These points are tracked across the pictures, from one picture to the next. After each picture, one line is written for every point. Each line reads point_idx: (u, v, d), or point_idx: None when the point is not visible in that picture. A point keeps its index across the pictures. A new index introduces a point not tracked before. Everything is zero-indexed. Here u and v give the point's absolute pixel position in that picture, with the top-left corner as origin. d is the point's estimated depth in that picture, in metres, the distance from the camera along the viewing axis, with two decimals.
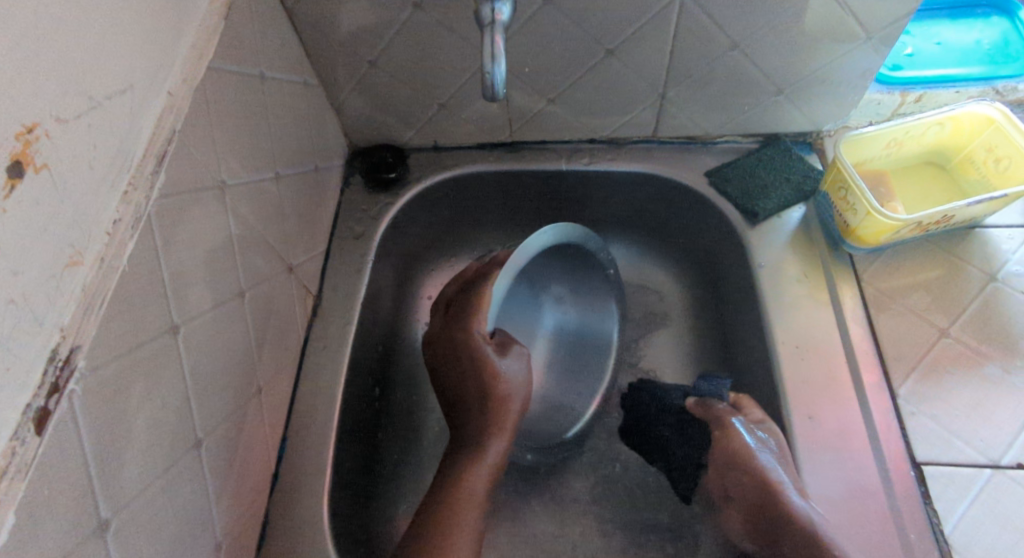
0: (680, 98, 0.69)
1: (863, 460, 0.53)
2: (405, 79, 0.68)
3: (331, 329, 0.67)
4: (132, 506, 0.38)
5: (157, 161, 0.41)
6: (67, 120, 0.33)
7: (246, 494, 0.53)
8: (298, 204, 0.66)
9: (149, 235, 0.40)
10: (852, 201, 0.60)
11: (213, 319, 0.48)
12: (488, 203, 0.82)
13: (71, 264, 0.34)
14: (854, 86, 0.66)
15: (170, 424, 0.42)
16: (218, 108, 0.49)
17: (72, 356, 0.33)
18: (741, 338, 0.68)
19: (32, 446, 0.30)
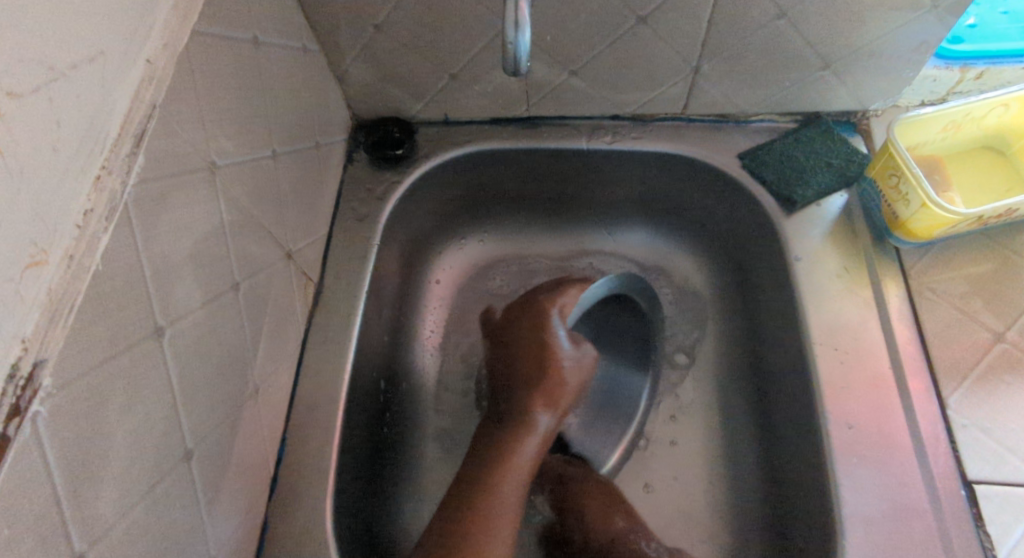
0: (715, 72, 0.63)
1: (908, 476, 0.49)
2: (414, 48, 0.62)
3: (333, 320, 0.63)
4: (111, 534, 0.34)
5: (135, 142, 0.36)
6: (22, 96, 0.28)
7: (243, 502, 0.49)
8: (298, 184, 0.61)
9: (126, 227, 0.35)
10: (906, 190, 0.55)
11: (204, 317, 0.43)
12: (502, 183, 0.76)
13: (33, 264, 0.29)
14: (908, 62, 0.60)
15: (155, 436, 0.38)
16: (206, 78, 0.44)
17: (36, 372, 0.29)
18: (772, 336, 0.63)
19: None
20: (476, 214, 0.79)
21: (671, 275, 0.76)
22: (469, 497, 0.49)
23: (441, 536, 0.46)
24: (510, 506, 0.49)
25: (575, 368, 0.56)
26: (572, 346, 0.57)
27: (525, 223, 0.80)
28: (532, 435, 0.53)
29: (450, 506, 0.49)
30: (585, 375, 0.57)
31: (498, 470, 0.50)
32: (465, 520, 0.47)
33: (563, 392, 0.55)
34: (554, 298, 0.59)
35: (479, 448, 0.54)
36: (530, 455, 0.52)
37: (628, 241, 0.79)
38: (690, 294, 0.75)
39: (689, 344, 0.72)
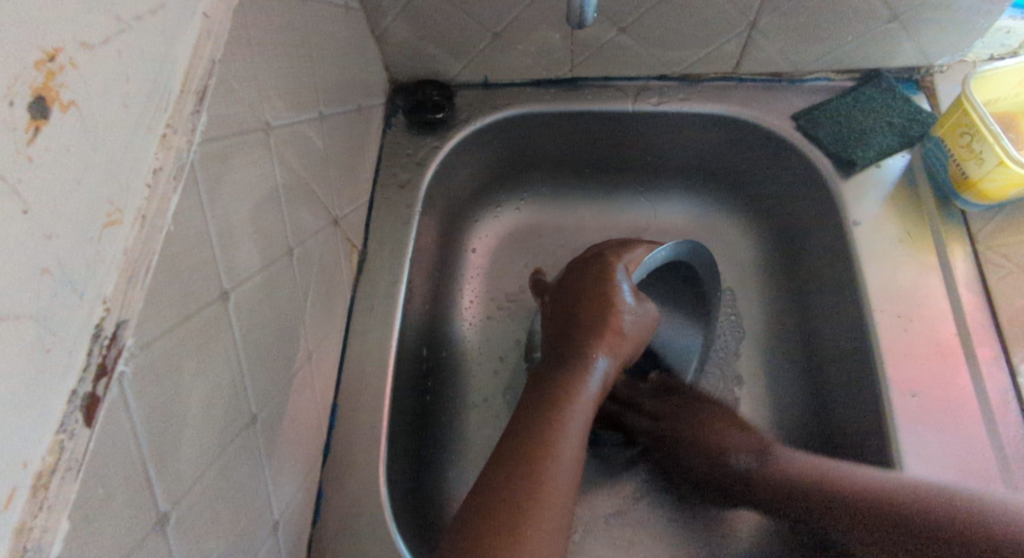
0: (773, 26, 0.60)
1: (976, 443, 0.48)
2: (458, 4, 0.60)
3: (378, 288, 0.62)
4: (189, 495, 0.34)
5: (198, 100, 0.35)
6: (94, 47, 0.27)
7: (301, 466, 0.49)
8: (342, 149, 0.59)
9: (193, 187, 0.34)
10: (980, 148, 0.53)
11: (263, 281, 0.43)
12: (543, 147, 0.74)
13: (110, 223, 0.28)
14: (980, 12, 0.57)
15: (224, 400, 0.38)
16: (258, 34, 0.42)
17: (118, 332, 0.28)
18: (827, 303, 0.62)
19: (83, 440, 0.26)
20: (514, 180, 0.77)
21: (716, 241, 0.75)
22: (537, 428, 0.47)
23: (518, 465, 0.44)
24: (575, 443, 0.47)
25: (636, 322, 0.55)
26: (636, 301, 0.56)
27: (564, 190, 0.79)
28: (592, 377, 0.51)
29: (514, 440, 0.47)
30: (643, 332, 0.56)
31: (563, 406, 0.49)
32: (531, 458, 0.45)
33: (622, 343, 0.54)
34: (621, 253, 0.58)
35: (536, 389, 0.52)
36: (591, 398, 0.50)
37: (669, 208, 0.77)
38: (736, 261, 0.74)
39: (736, 312, 0.71)
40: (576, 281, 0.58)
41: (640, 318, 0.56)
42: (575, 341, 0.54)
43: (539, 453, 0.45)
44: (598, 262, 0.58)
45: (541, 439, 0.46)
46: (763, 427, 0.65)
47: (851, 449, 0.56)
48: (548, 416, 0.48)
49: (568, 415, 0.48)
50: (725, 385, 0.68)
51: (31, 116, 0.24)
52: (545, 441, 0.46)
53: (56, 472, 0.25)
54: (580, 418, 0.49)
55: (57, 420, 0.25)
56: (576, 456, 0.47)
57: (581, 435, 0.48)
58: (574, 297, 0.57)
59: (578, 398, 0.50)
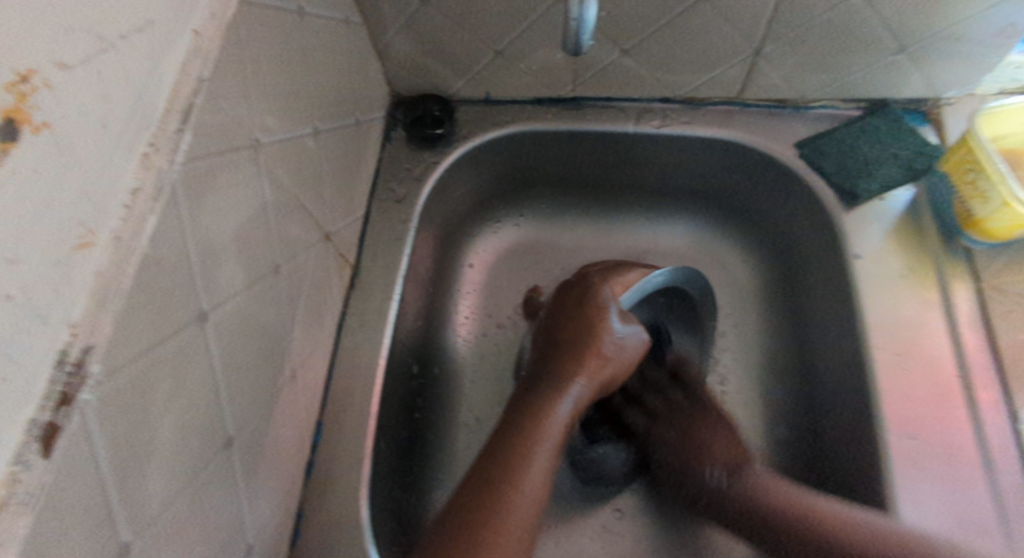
0: (779, 53, 0.59)
1: (975, 492, 0.47)
2: (460, 22, 0.60)
3: (369, 305, 0.61)
4: (156, 524, 0.33)
5: (182, 118, 0.34)
6: (72, 67, 0.27)
7: (280, 487, 0.48)
8: (337, 163, 0.59)
9: (172, 208, 0.34)
10: (986, 187, 0.52)
11: (246, 300, 0.42)
12: (544, 165, 0.74)
13: (81, 245, 0.28)
14: (990, 46, 0.56)
15: (198, 424, 0.37)
16: (252, 51, 0.42)
17: (85, 358, 0.28)
18: (825, 336, 0.61)
19: (39, 472, 0.25)
20: (513, 196, 0.77)
21: (715, 266, 0.74)
22: (506, 453, 0.46)
23: (480, 493, 0.43)
24: (542, 469, 0.46)
25: (623, 346, 0.54)
26: (624, 325, 0.54)
27: (564, 209, 0.78)
28: (569, 400, 0.50)
29: (481, 467, 0.46)
30: (629, 357, 0.54)
31: (535, 430, 0.47)
32: (498, 484, 0.44)
33: (606, 367, 0.53)
34: (611, 276, 0.57)
35: (514, 410, 0.50)
36: (564, 422, 0.49)
37: (669, 231, 0.76)
38: (734, 288, 0.72)
39: (733, 340, 0.70)
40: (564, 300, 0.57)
41: (626, 342, 0.54)
42: (558, 362, 0.53)
43: (505, 478, 0.44)
44: (587, 284, 0.57)
45: (511, 463, 0.45)
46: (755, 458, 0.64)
47: (846, 488, 0.55)
48: (516, 440, 0.47)
49: (539, 440, 0.47)
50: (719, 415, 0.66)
51: None
52: (513, 466, 0.45)
53: (8, 505, 0.24)
54: (551, 444, 0.47)
55: (10, 452, 0.24)
56: (545, 484, 0.45)
57: (550, 459, 0.47)
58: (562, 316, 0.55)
59: (552, 422, 0.48)
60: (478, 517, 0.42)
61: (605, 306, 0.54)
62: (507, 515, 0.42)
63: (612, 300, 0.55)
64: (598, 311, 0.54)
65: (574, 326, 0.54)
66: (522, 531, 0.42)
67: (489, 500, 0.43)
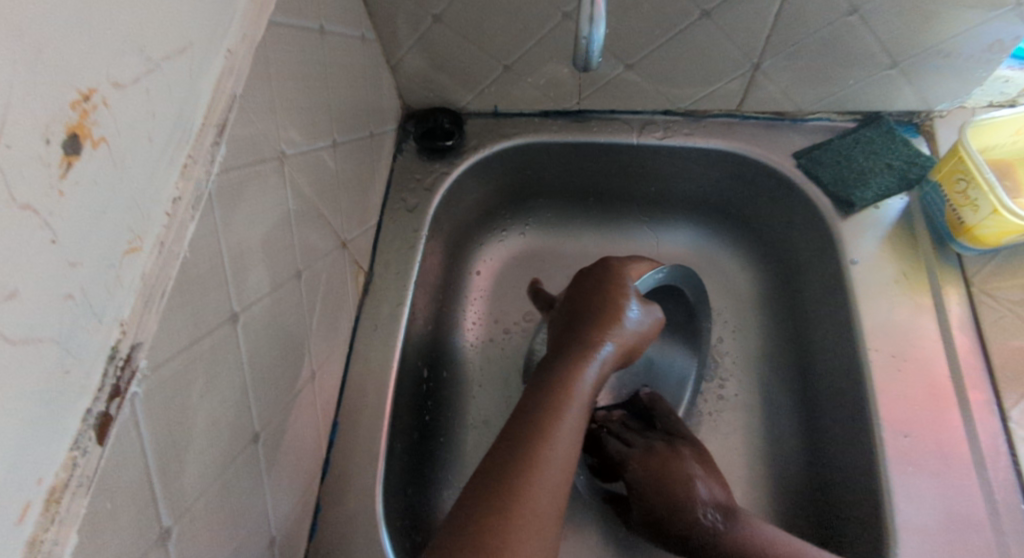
0: (776, 68, 0.62)
1: (968, 488, 0.49)
2: (470, 38, 0.62)
3: (382, 309, 0.64)
4: (192, 512, 0.35)
5: (217, 132, 0.37)
6: (125, 86, 0.29)
7: (299, 483, 0.50)
8: (353, 173, 0.61)
9: (209, 216, 0.36)
10: (975, 196, 0.54)
11: (272, 303, 0.45)
12: (550, 174, 0.76)
13: (130, 250, 0.30)
14: (979, 61, 0.58)
15: (229, 420, 0.39)
16: (278, 68, 0.44)
17: (133, 354, 0.30)
18: (823, 339, 0.63)
19: (94, 458, 0.28)
20: (520, 205, 0.79)
21: (717, 272, 0.76)
22: (529, 423, 0.48)
23: (507, 457, 0.46)
24: (568, 436, 0.48)
25: (641, 327, 0.56)
26: (641, 307, 0.57)
27: (569, 216, 0.80)
28: (591, 369, 0.52)
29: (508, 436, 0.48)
30: (646, 335, 0.57)
31: (560, 398, 0.49)
32: (524, 449, 0.46)
33: (625, 344, 0.55)
34: (626, 262, 0.60)
35: (537, 381, 0.52)
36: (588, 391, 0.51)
37: (671, 239, 0.78)
38: (735, 293, 0.75)
39: (734, 344, 0.72)
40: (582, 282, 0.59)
41: (643, 320, 0.56)
42: (579, 337, 0.55)
43: (533, 441, 0.47)
44: (605, 267, 0.59)
45: (538, 429, 0.47)
46: (756, 459, 0.66)
47: (844, 486, 0.56)
48: (541, 410, 0.49)
49: (565, 408, 0.49)
50: (721, 417, 0.68)
51: (64, 152, 0.26)
52: (540, 431, 0.47)
53: (68, 487, 0.26)
54: (575, 413, 0.49)
55: (71, 439, 0.27)
56: (569, 449, 0.48)
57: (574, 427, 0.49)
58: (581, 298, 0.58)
59: (576, 391, 0.50)
60: (506, 479, 0.44)
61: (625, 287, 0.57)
62: (536, 476, 0.44)
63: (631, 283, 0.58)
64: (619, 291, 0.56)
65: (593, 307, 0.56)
66: (549, 489, 0.44)
67: (520, 460, 0.45)
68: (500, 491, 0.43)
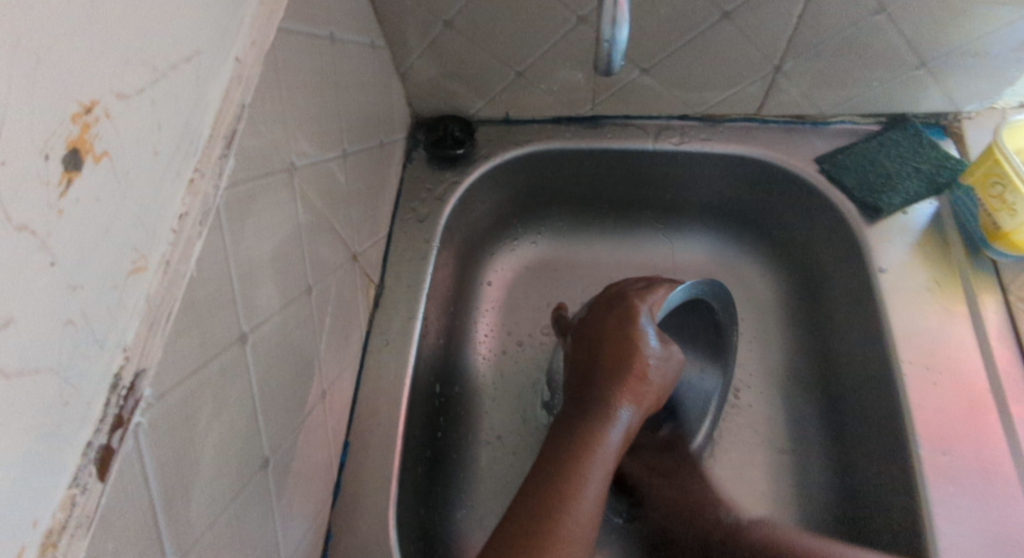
0: (798, 70, 0.60)
1: (1013, 508, 0.46)
2: (482, 44, 0.61)
3: (394, 323, 0.62)
4: (199, 546, 0.33)
5: (226, 144, 0.35)
6: (129, 97, 0.28)
7: (311, 507, 0.48)
8: (363, 183, 0.59)
9: (217, 231, 0.34)
10: (1013, 199, 0.52)
11: (282, 321, 0.43)
12: (563, 182, 0.74)
13: (134, 270, 0.29)
14: (1011, 60, 0.56)
15: (238, 446, 0.37)
16: (288, 77, 0.43)
17: (137, 382, 0.28)
18: (851, 349, 0.61)
19: (95, 495, 0.26)
20: (532, 214, 0.77)
21: (736, 281, 0.74)
22: (545, 491, 0.45)
23: (527, 524, 0.43)
24: (592, 500, 0.45)
25: (661, 370, 0.53)
26: (661, 348, 0.54)
27: (582, 225, 0.78)
28: (616, 427, 0.49)
29: (527, 497, 0.45)
30: (668, 378, 0.54)
31: (580, 468, 0.46)
32: (543, 522, 0.43)
33: (647, 392, 0.52)
34: (645, 295, 0.56)
35: (555, 440, 0.50)
36: (613, 449, 0.48)
37: (688, 248, 0.76)
38: (756, 302, 0.72)
39: (756, 355, 0.70)
40: (596, 319, 0.57)
41: (662, 358, 0.53)
42: (600, 388, 0.52)
43: (553, 501, 0.44)
44: (622, 303, 0.56)
45: (552, 509, 0.44)
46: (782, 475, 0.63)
47: (878, 505, 0.54)
48: (559, 478, 0.46)
49: (581, 490, 0.45)
50: (745, 431, 0.66)
51: (64, 168, 0.24)
52: (556, 526, 0.43)
53: (66, 529, 0.25)
54: (600, 470, 0.47)
55: (69, 475, 0.25)
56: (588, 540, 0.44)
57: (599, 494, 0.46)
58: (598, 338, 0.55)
59: (596, 444, 0.48)
60: (522, 543, 0.42)
61: (641, 325, 0.54)
62: (563, 541, 0.43)
63: (649, 318, 0.54)
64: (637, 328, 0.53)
65: (610, 347, 0.54)
66: None
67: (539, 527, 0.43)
68: (528, 551, 0.41)
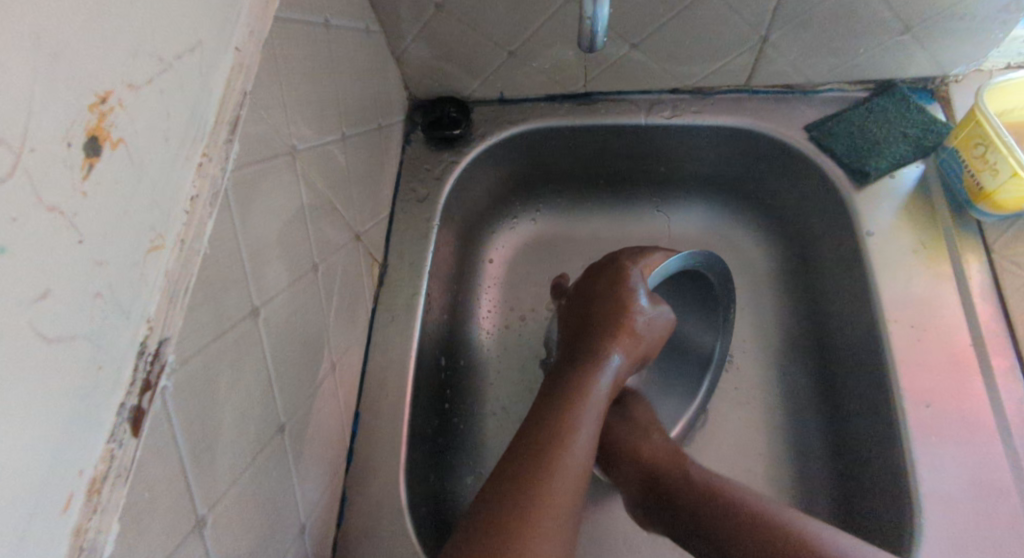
0: (784, 40, 0.61)
1: (992, 454, 0.49)
2: (474, 26, 0.62)
3: (398, 300, 0.64)
4: (224, 500, 0.36)
5: (230, 129, 0.37)
6: (140, 87, 0.30)
7: (326, 472, 0.51)
8: (363, 166, 0.61)
9: (226, 212, 0.36)
10: (995, 160, 0.53)
11: (291, 297, 0.45)
12: (559, 159, 0.76)
13: (153, 248, 0.31)
14: (995, 22, 0.57)
15: (255, 412, 0.40)
16: (286, 63, 0.45)
17: (161, 350, 0.31)
18: (841, 311, 0.63)
19: (130, 449, 0.29)
20: (530, 191, 0.79)
21: (730, 249, 0.76)
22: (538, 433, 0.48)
23: (520, 464, 0.46)
24: (587, 434, 0.48)
25: (651, 324, 0.56)
26: (651, 303, 0.56)
27: (579, 201, 0.80)
28: (605, 373, 0.53)
29: (522, 440, 0.48)
30: (657, 334, 0.57)
31: (571, 413, 0.49)
32: (534, 461, 0.46)
33: (636, 345, 0.55)
34: (637, 259, 0.58)
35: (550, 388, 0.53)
36: (603, 395, 0.52)
37: (683, 219, 0.78)
38: (750, 270, 0.74)
39: (749, 319, 0.72)
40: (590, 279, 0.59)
41: (653, 314, 0.56)
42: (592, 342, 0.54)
43: (545, 444, 0.47)
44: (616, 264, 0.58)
45: (542, 450, 0.46)
46: (775, 435, 0.66)
47: (868, 458, 0.56)
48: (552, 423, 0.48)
49: (574, 428, 0.48)
50: (740, 394, 0.68)
51: (86, 154, 0.26)
52: (547, 467, 0.45)
53: (107, 478, 0.28)
54: (592, 414, 0.50)
55: (107, 431, 0.28)
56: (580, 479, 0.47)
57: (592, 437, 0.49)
58: (592, 297, 0.57)
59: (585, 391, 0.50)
60: (518, 480, 0.44)
61: (635, 284, 0.56)
62: (558, 473, 0.45)
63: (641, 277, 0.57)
64: (632, 287, 0.56)
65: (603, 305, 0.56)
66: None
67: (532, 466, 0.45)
68: (523, 480, 0.45)
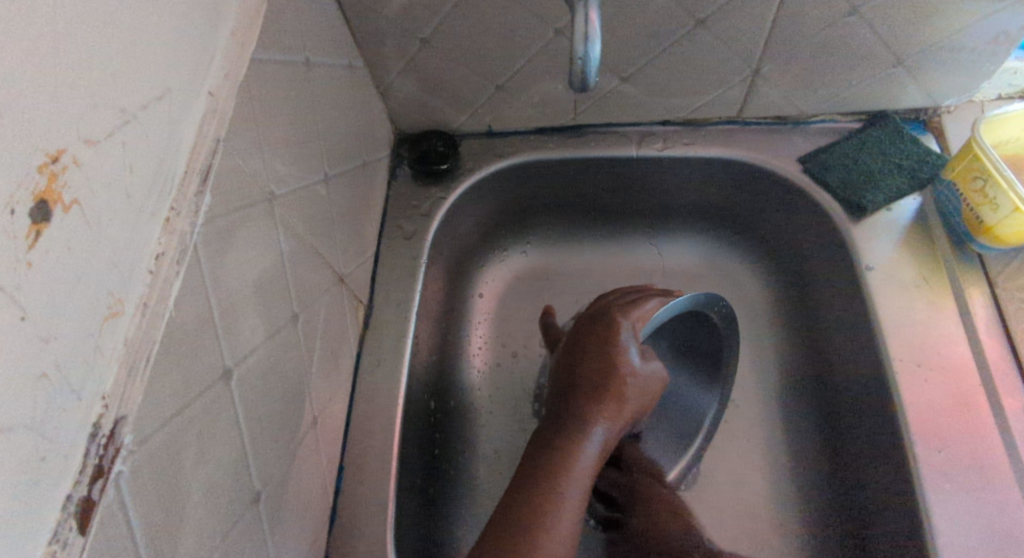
0: (776, 73, 0.60)
1: (1010, 501, 0.47)
2: (461, 60, 0.61)
3: (385, 343, 0.62)
4: None
5: (201, 180, 0.35)
6: (98, 142, 0.27)
7: (306, 536, 0.48)
8: (347, 205, 0.59)
9: (195, 270, 0.34)
10: (994, 194, 0.52)
11: (268, 351, 0.43)
12: (548, 193, 0.74)
13: (110, 315, 0.28)
14: (986, 54, 0.57)
15: (226, 483, 0.37)
16: (264, 106, 0.42)
17: (117, 429, 0.28)
18: (842, 347, 0.61)
19: (77, 548, 0.26)
20: (519, 225, 0.77)
21: (724, 281, 0.74)
22: (516, 508, 0.45)
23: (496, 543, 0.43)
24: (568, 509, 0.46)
25: (641, 383, 0.53)
26: (641, 361, 0.53)
27: (570, 233, 0.78)
28: (590, 440, 0.49)
29: (500, 514, 0.46)
30: (649, 394, 0.54)
31: (557, 478, 0.47)
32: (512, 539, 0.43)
33: (625, 405, 0.52)
34: (630, 310, 0.56)
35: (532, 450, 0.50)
36: (590, 462, 0.49)
37: (677, 251, 0.76)
38: (746, 303, 0.72)
39: (748, 355, 0.69)
40: (577, 333, 0.57)
41: (640, 372, 0.53)
42: (577, 400, 0.51)
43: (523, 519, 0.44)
44: (606, 316, 0.56)
45: (521, 527, 0.44)
46: (780, 477, 0.63)
47: (879, 504, 0.54)
48: (532, 496, 0.46)
49: (555, 500, 0.46)
50: (741, 433, 0.66)
51: (32, 220, 0.24)
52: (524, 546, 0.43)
53: None
54: (577, 485, 0.47)
55: (49, 531, 0.25)
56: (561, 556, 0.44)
57: (574, 495, 0.47)
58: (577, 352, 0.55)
59: (566, 460, 0.48)
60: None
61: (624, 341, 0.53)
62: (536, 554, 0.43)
63: (629, 331, 0.54)
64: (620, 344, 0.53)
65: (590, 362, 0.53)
66: None
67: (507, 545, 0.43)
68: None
